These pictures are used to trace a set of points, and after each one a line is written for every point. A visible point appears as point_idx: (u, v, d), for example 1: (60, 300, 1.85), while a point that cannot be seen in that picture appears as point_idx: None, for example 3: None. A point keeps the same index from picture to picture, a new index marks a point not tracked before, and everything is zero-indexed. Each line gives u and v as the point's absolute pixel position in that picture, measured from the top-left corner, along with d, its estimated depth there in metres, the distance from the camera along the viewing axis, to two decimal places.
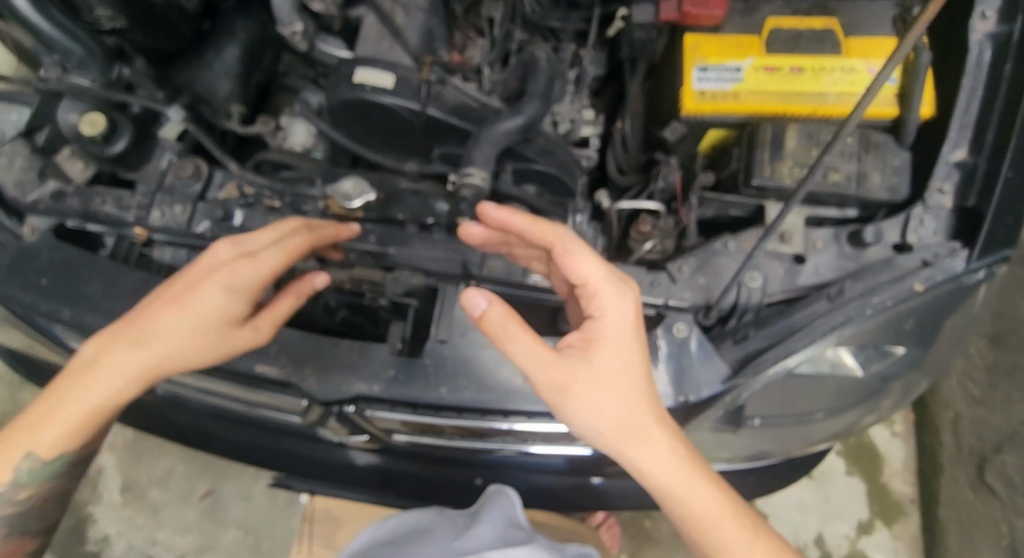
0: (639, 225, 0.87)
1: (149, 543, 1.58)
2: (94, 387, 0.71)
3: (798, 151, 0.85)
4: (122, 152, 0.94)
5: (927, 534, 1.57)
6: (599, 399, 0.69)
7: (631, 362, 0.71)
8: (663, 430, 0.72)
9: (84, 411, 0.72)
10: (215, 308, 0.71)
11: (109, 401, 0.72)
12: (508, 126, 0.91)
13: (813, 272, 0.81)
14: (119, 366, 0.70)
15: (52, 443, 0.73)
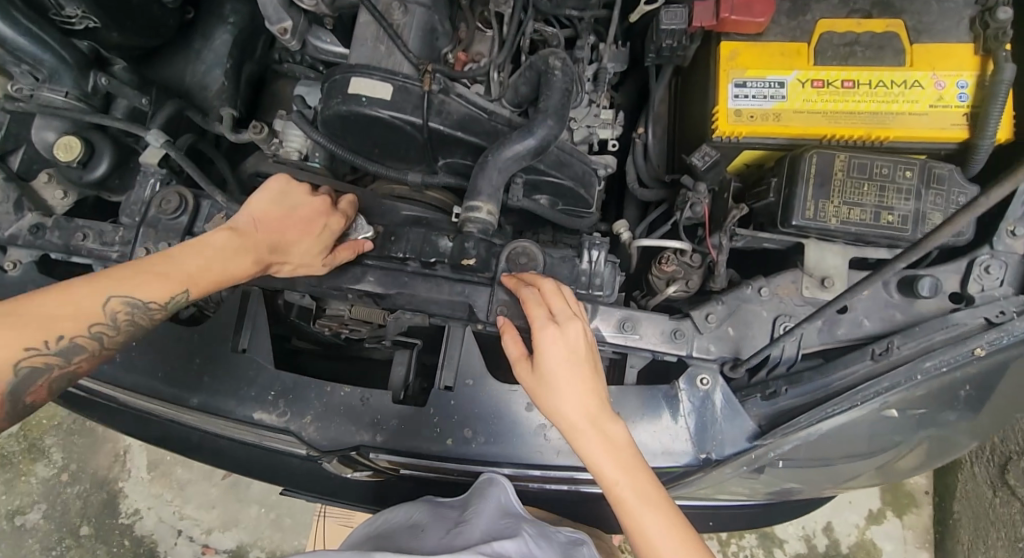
0: (661, 263, 0.80)
1: (176, 519, 1.61)
2: (176, 280, 0.68)
3: (851, 188, 0.72)
4: (104, 175, 0.89)
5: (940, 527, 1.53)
6: (561, 395, 0.67)
7: (580, 397, 0.67)
8: (624, 472, 0.66)
9: (158, 298, 0.67)
10: (306, 250, 0.75)
11: (180, 297, 0.69)
12: (516, 150, 0.81)
13: (856, 324, 0.73)
14: (202, 276, 0.69)
15: (111, 324, 0.66)
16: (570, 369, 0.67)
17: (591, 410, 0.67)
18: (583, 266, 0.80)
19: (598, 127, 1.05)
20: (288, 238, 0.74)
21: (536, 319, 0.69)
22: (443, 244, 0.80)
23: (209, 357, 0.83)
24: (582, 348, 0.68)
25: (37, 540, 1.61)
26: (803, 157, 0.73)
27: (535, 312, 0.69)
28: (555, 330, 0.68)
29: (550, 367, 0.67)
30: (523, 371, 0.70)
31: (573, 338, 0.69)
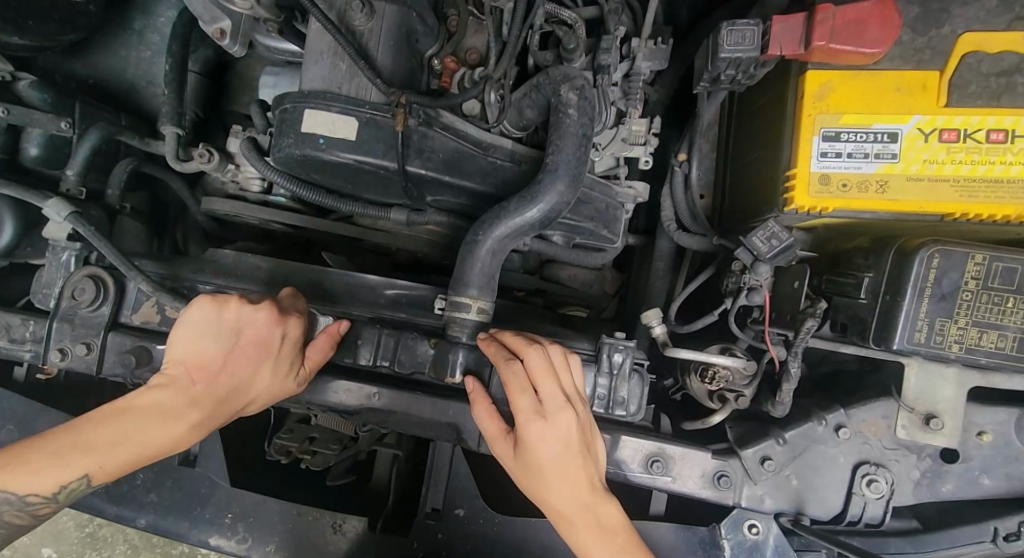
0: (707, 378, 0.62)
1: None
2: (74, 463, 0.52)
3: (986, 303, 0.51)
4: (12, 245, 0.71)
5: None
6: (551, 492, 0.55)
7: (570, 492, 0.54)
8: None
9: (45, 489, 0.52)
10: (260, 382, 0.59)
11: (80, 483, 0.53)
12: (515, 225, 0.62)
13: (970, 481, 0.54)
14: (109, 453, 0.53)
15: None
16: (559, 464, 0.54)
17: (584, 503, 0.55)
18: (603, 378, 0.62)
19: (626, 150, 0.82)
20: (228, 377, 0.57)
21: (519, 407, 0.54)
22: (423, 351, 0.64)
23: (153, 471, 0.70)
24: (577, 436, 0.55)
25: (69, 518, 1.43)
26: (919, 257, 0.51)
27: (518, 396, 0.54)
28: (544, 419, 0.54)
29: (536, 460, 0.54)
30: (504, 453, 0.57)
31: (571, 433, 0.54)
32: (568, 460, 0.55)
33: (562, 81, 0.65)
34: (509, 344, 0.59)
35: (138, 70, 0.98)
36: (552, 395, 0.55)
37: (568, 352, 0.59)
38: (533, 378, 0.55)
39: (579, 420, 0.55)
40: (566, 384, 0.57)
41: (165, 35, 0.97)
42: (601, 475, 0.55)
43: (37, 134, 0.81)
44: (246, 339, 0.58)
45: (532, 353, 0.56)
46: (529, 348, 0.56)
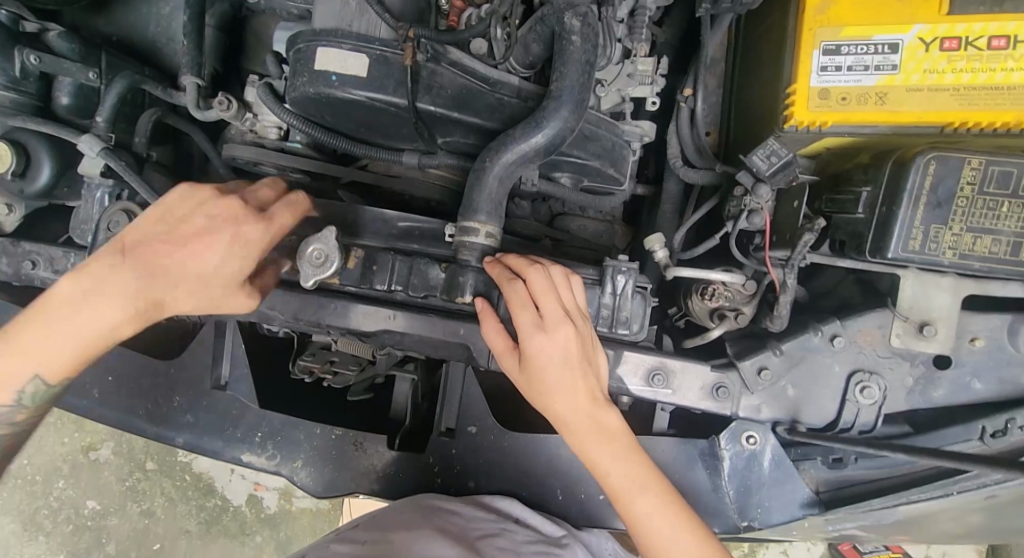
0: (707, 297, 0.64)
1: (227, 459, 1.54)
2: (17, 367, 0.57)
3: (982, 208, 0.52)
4: (50, 185, 0.76)
5: None
6: (551, 401, 0.58)
7: (569, 399, 0.57)
8: (625, 478, 0.56)
9: (3, 398, 0.58)
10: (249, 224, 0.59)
11: (35, 383, 0.58)
12: (521, 152, 0.64)
13: (963, 386, 0.56)
14: (42, 351, 0.57)
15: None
16: (559, 373, 0.57)
17: (584, 411, 0.57)
18: (607, 299, 0.65)
19: (632, 87, 0.83)
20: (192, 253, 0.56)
21: (520, 322, 0.57)
22: (435, 276, 0.67)
23: (188, 395, 0.75)
24: (577, 347, 0.57)
25: (113, 472, 1.56)
26: (915, 164, 0.52)
27: (519, 310, 0.57)
28: (545, 329, 0.57)
29: (537, 370, 0.57)
30: (508, 368, 0.60)
31: (570, 344, 0.57)
32: (567, 370, 0.57)
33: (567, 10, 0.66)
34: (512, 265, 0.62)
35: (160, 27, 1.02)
36: (551, 309, 0.57)
37: (569, 274, 0.62)
38: (533, 295, 0.58)
39: (577, 333, 0.58)
40: (566, 302, 0.60)
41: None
42: (600, 383, 0.57)
43: (69, 83, 0.85)
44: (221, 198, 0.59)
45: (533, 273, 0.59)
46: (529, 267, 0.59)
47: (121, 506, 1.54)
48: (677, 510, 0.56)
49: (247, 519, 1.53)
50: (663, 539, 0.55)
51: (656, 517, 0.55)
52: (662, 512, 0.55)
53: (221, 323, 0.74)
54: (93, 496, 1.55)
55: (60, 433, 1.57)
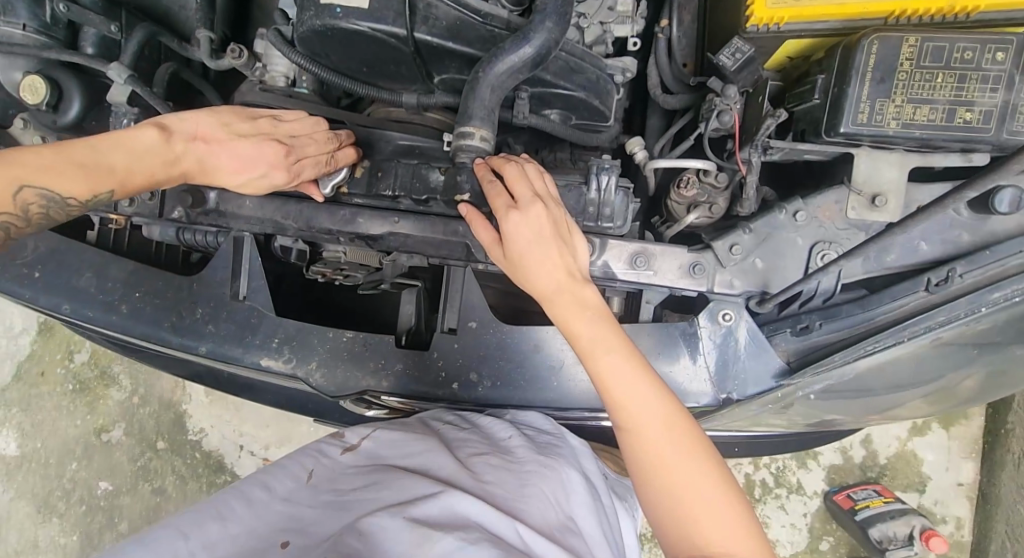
0: (681, 187, 0.71)
1: (236, 435, 1.59)
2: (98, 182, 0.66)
3: (920, 81, 0.58)
4: (80, 118, 0.84)
5: (991, 438, 1.44)
6: (531, 277, 0.64)
7: (547, 272, 0.63)
8: (592, 341, 0.62)
9: (78, 197, 0.66)
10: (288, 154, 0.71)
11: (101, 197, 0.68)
12: (511, 62, 0.71)
13: (911, 249, 0.64)
14: (124, 179, 0.67)
15: (23, 217, 0.65)
16: (534, 248, 0.63)
17: (560, 284, 0.64)
18: (592, 196, 0.70)
19: (614, 23, 0.91)
20: (246, 171, 0.70)
21: (497, 207, 0.65)
22: (435, 179, 0.73)
23: (209, 307, 0.81)
24: (550, 225, 0.64)
25: (125, 448, 1.61)
26: (861, 44, 0.59)
27: (497, 195, 0.65)
28: (522, 208, 0.63)
29: (516, 248, 0.64)
30: (496, 255, 0.67)
31: (540, 222, 0.64)
32: (540, 247, 0.63)
33: None
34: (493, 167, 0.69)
35: None
36: (523, 193, 0.64)
37: (544, 170, 0.69)
38: (508, 184, 0.66)
39: (547, 213, 0.64)
40: (541, 191, 0.66)
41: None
42: (572, 257, 0.63)
43: (93, 34, 0.89)
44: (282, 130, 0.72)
45: (508, 167, 0.67)
46: (504, 164, 0.67)
47: (132, 487, 1.59)
48: (640, 370, 0.60)
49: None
50: (626, 394, 0.59)
51: (619, 375, 0.60)
52: (625, 370, 0.60)
53: (239, 239, 0.81)
54: (106, 477, 1.61)
55: (73, 415, 1.63)
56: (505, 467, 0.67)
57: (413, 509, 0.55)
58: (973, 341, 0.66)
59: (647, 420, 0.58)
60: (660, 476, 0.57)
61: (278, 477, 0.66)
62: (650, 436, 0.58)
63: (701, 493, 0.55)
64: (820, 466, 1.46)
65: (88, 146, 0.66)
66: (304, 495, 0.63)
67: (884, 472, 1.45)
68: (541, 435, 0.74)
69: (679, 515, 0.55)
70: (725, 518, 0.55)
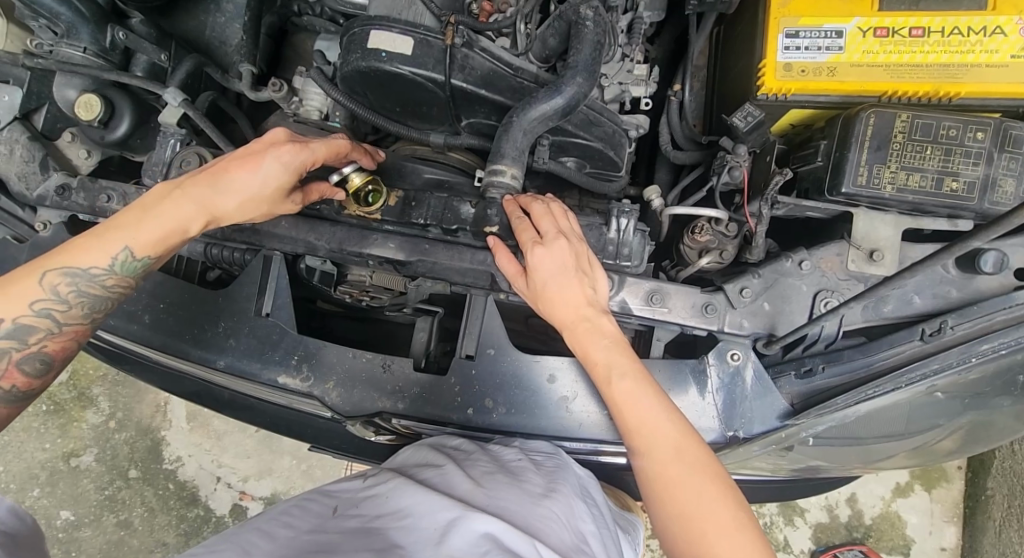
0: (695, 233, 0.76)
1: (215, 466, 1.56)
2: (112, 239, 0.65)
3: (912, 151, 0.66)
4: (125, 136, 0.89)
5: (971, 501, 1.47)
6: (556, 309, 0.68)
7: (569, 304, 0.68)
8: (608, 369, 0.66)
9: (99, 263, 0.64)
10: (284, 161, 0.69)
11: (126, 256, 0.65)
12: (543, 110, 0.78)
13: (906, 301, 0.69)
14: (138, 228, 0.65)
15: (60, 298, 0.63)
16: (560, 280, 0.68)
17: (582, 315, 0.68)
18: (612, 235, 0.76)
19: (631, 84, 0.97)
20: (246, 171, 0.68)
21: (524, 240, 0.69)
22: (465, 212, 0.79)
23: (233, 321, 0.83)
24: (570, 259, 0.69)
25: (93, 479, 1.56)
26: (859, 117, 0.66)
27: (525, 228, 0.70)
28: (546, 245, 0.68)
29: (541, 280, 0.68)
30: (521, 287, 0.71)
31: (563, 258, 0.68)
32: (563, 282, 0.68)
33: (581, 4, 0.83)
34: (522, 202, 0.74)
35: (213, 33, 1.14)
36: (548, 228, 0.70)
37: (566, 209, 0.73)
38: (533, 223, 0.71)
39: (570, 248, 0.69)
40: (560, 232, 0.70)
41: (239, 3, 1.12)
42: (590, 292, 0.68)
43: (144, 61, 0.95)
44: (274, 137, 0.70)
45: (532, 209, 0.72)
46: (531, 204, 0.72)
47: (97, 518, 1.53)
48: (653, 401, 0.64)
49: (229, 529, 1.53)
50: (642, 424, 0.63)
51: (633, 400, 0.64)
52: (637, 396, 0.64)
53: (268, 257, 0.83)
54: (70, 507, 1.55)
55: (43, 438, 1.59)
56: (518, 486, 0.68)
57: (437, 545, 0.56)
58: (960, 393, 0.71)
59: (661, 444, 0.62)
60: (671, 497, 0.60)
61: (301, 515, 0.66)
62: (664, 459, 0.61)
63: (712, 512, 0.57)
64: (806, 524, 1.46)
65: (103, 225, 0.65)
66: (331, 524, 0.64)
67: (870, 532, 1.46)
68: (550, 459, 0.75)
69: (695, 539, 0.57)
70: (741, 539, 0.56)
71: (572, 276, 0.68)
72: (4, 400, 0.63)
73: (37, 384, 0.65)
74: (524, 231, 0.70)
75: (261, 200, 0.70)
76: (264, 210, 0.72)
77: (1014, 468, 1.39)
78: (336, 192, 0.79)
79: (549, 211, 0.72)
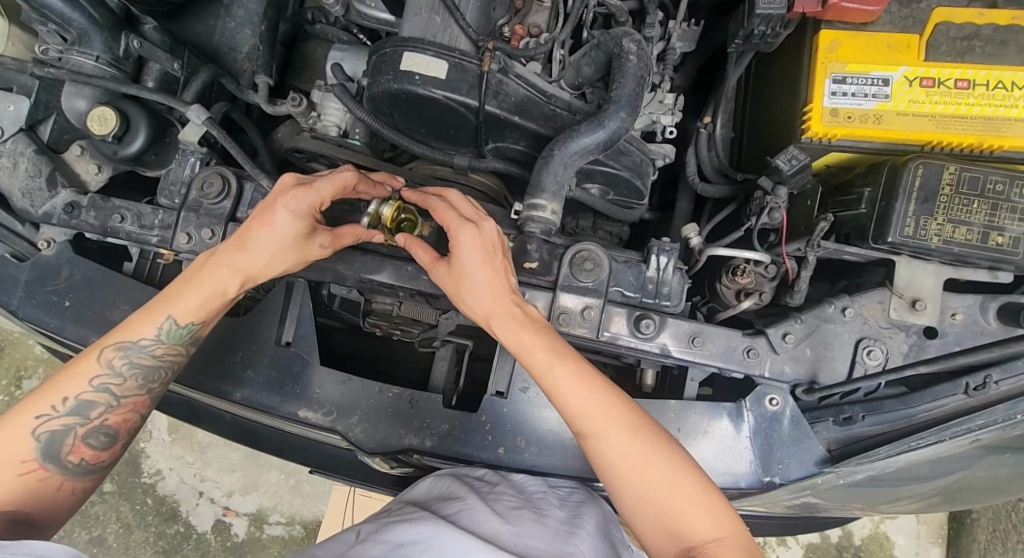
0: (736, 274, 0.75)
1: (197, 481, 1.49)
2: (158, 312, 0.67)
3: (959, 205, 0.66)
4: (140, 152, 0.83)
5: (955, 524, 1.50)
6: (485, 298, 0.67)
7: (496, 293, 0.67)
8: (542, 356, 0.65)
9: (149, 334, 0.67)
10: (292, 214, 0.67)
11: (170, 324, 0.67)
12: (584, 143, 0.76)
13: (946, 352, 0.69)
14: (181, 297, 0.67)
15: (115, 372, 0.66)
16: (486, 263, 0.67)
17: (508, 303, 0.67)
18: (651, 274, 0.75)
19: (661, 114, 0.96)
20: (263, 229, 0.67)
21: (450, 220, 0.68)
22: None
23: (251, 350, 0.79)
24: (487, 244, 0.68)
25: None
26: (907, 167, 0.66)
27: (445, 211, 0.69)
28: (467, 233, 0.67)
29: (464, 261, 0.67)
30: (439, 272, 0.69)
31: (490, 242, 0.68)
32: (493, 267, 0.67)
33: (623, 37, 0.83)
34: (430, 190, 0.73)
35: (223, 38, 1.09)
36: (470, 212, 0.70)
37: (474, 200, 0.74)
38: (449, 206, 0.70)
39: (495, 233, 0.69)
40: (479, 217, 0.70)
41: (251, 10, 1.09)
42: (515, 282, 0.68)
43: (157, 69, 0.89)
44: (280, 191, 0.68)
45: (449, 195, 0.71)
46: (448, 192, 0.72)
47: (68, 534, 1.45)
48: (592, 381, 0.64)
49: (211, 547, 1.46)
50: (581, 405, 0.63)
51: (570, 382, 0.63)
52: (574, 378, 0.63)
53: (292, 283, 0.80)
54: None
55: None
56: (544, 522, 0.66)
57: None
58: (994, 445, 0.71)
59: (609, 428, 0.62)
60: (640, 481, 0.60)
61: (328, 544, 0.62)
62: (615, 442, 0.61)
63: (677, 482, 0.60)
64: (797, 544, 1.48)
65: (154, 302, 0.68)
66: (356, 553, 0.59)
67: (859, 553, 1.48)
68: (574, 493, 0.74)
69: (669, 517, 0.59)
70: (712, 508, 0.59)
71: (497, 260, 0.68)
72: (76, 473, 0.65)
73: (105, 455, 0.67)
74: (446, 213, 0.69)
75: (291, 253, 0.69)
76: (296, 261, 0.70)
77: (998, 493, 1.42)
78: (373, 232, 0.74)
79: (464, 200, 0.72)
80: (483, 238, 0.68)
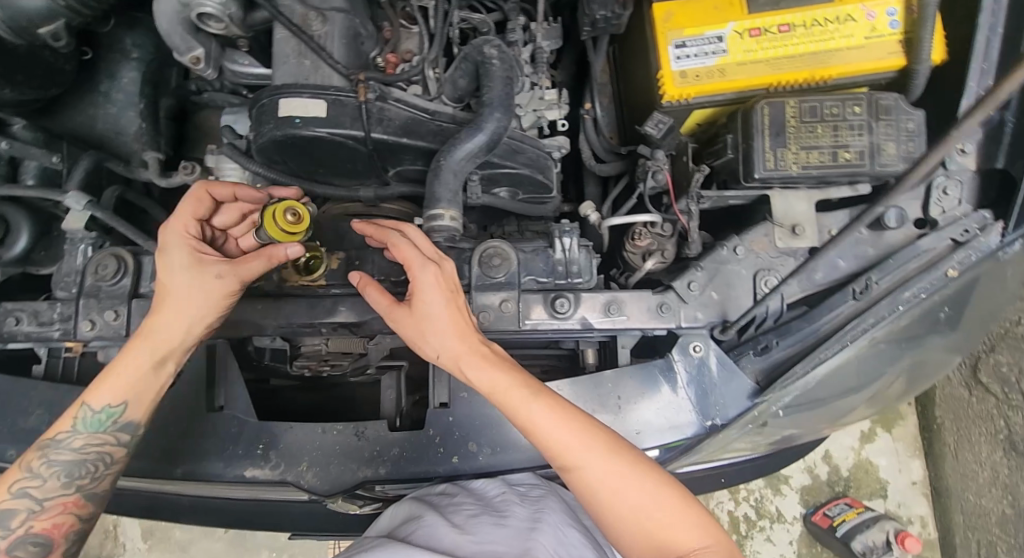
0: (635, 238, 0.79)
1: None
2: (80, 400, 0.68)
3: (806, 133, 0.72)
4: (27, 250, 0.83)
5: (924, 432, 1.59)
6: (449, 345, 0.65)
7: (459, 338, 0.66)
8: (520, 396, 0.64)
9: (65, 426, 0.66)
10: (180, 266, 0.67)
11: (87, 410, 0.66)
12: (467, 149, 0.79)
13: (833, 267, 0.73)
14: (101, 381, 0.67)
15: (37, 475, 0.65)
16: (447, 301, 0.66)
17: (473, 347, 0.66)
18: (559, 256, 0.79)
19: (544, 109, 1.01)
20: (161, 290, 0.68)
21: (410, 261, 0.67)
22: None
23: (184, 422, 0.78)
24: (447, 284, 0.67)
25: None
26: (755, 109, 0.73)
27: (405, 254, 0.67)
28: (429, 273, 0.66)
29: (423, 304, 0.66)
30: (398, 317, 0.67)
31: (451, 277, 0.67)
32: (456, 308, 0.67)
33: (483, 44, 0.87)
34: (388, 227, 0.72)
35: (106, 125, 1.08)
36: (431, 252, 0.69)
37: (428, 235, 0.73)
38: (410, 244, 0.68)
39: (454, 269, 0.68)
40: (440, 256, 0.69)
41: (129, 91, 1.08)
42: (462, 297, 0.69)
43: (35, 166, 0.92)
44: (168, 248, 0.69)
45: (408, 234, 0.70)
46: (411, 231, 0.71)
47: None
48: (568, 415, 0.64)
49: None
50: (564, 439, 0.63)
51: (547, 417, 0.63)
52: (551, 413, 0.64)
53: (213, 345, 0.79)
54: None
55: None
56: (505, 523, 0.69)
57: None
58: (903, 341, 0.76)
59: (590, 460, 0.62)
60: (623, 508, 0.61)
61: None
62: (596, 472, 0.62)
63: (658, 502, 0.61)
64: (792, 490, 1.55)
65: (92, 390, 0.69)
66: None
67: (849, 484, 1.55)
68: (534, 488, 0.78)
69: (651, 537, 0.61)
70: (689, 521, 0.62)
71: (457, 295, 0.68)
72: None
73: None
74: (407, 252, 0.67)
75: (194, 308, 0.68)
76: (207, 315, 0.69)
77: (954, 393, 1.50)
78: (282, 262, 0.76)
79: (420, 239, 0.71)
80: (446, 275, 0.67)
